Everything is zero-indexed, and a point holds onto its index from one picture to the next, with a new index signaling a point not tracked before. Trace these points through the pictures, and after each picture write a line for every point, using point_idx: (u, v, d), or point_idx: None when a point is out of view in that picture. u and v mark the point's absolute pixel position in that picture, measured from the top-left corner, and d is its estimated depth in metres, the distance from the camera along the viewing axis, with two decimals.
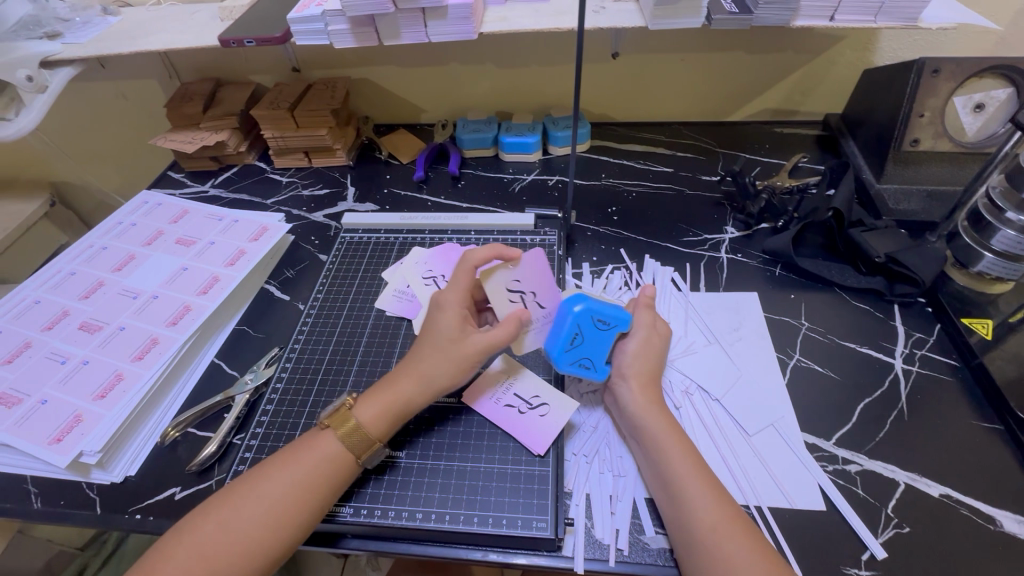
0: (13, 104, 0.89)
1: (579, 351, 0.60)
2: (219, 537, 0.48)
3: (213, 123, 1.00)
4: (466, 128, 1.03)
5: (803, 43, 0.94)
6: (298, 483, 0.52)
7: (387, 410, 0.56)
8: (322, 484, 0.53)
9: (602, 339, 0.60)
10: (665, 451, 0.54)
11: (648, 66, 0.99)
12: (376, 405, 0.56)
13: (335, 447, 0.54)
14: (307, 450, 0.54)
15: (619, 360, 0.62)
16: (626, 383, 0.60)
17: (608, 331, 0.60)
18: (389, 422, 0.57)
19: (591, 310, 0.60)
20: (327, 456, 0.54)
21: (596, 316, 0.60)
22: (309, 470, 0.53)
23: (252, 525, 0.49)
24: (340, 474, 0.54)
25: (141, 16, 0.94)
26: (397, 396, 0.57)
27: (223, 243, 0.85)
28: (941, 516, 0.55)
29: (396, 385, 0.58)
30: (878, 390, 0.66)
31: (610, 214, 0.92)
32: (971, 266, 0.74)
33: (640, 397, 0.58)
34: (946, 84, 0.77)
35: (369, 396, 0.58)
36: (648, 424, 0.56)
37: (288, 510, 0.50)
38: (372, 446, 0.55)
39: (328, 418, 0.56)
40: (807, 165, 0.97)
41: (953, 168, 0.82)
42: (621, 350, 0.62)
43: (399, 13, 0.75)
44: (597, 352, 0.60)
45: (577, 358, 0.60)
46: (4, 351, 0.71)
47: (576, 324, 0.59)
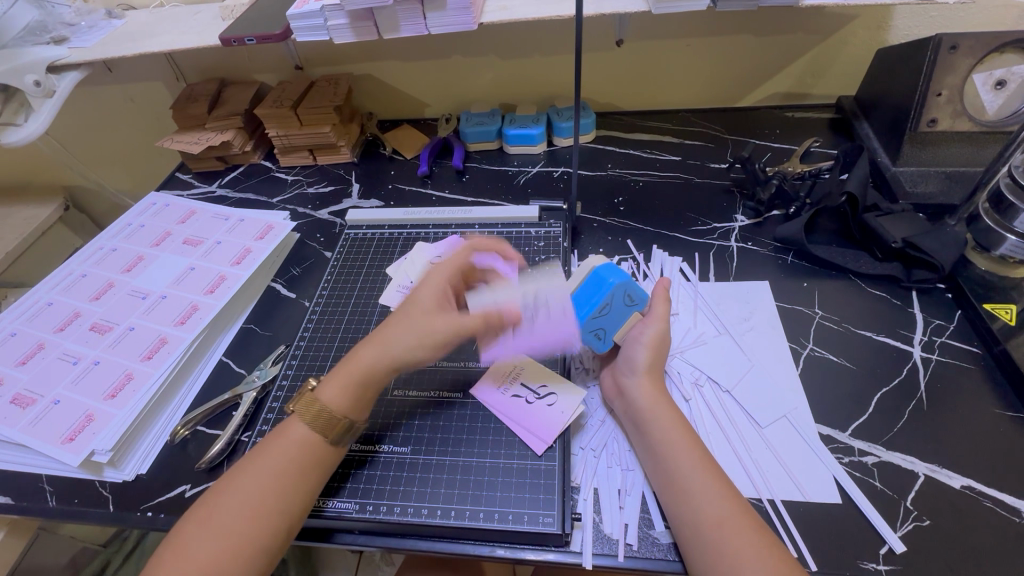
0: (22, 110, 0.90)
1: (600, 320, 0.60)
2: (206, 535, 0.49)
3: (218, 123, 1.00)
4: (470, 121, 1.02)
5: (814, 23, 0.91)
6: (270, 469, 0.52)
7: (349, 387, 0.57)
8: (294, 469, 0.53)
9: (623, 315, 0.61)
10: (671, 447, 0.53)
11: (653, 53, 0.97)
12: (337, 385, 0.57)
13: (303, 432, 0.55)
14: (275, 441, 0.54)
15: (632, 356, 0.60)
16: (636, 377, 0.58)
17: (631, 309, 0.61)
18: (358, 401, 0.57)
19: (624, 285, 0.60)
20: (295, 444, 0.54)
21: (629, 290, 0.60)
22: (278, 457, 0.53)
23: (233, 517, 0.49)
24: (312, 460, 0.54)
25: (143, 19, 0.95)
26: (366, 373, 0.57)
27: (230, 242, 0.85)
28: (963, 508, 0.53)
29: (362, 362, 0.58)
30: (896, 379, 0.64)
31: (616, 204, 0.90)
32: (994, 249, 0.72)
33: (649, 393, 0.57)
34: (965, 59, 0.74)
35: (330, 378, 0.58)
36: (655, 420, 0.55)
37: (265, 497, 0.51)
38: (340, 425, 0.55)
39: (292, 405, 0.57)
40: (819, 150, 0.94)
41: (973, 148, 0.79)
42: (633, 342, 0.61)
43: (398, 6, 0.74)
44: (614, 326, 0.61)
45: (593, 326, 0.61)
46: (18, 353, 0.72)
47: (610, 290, 0.59)
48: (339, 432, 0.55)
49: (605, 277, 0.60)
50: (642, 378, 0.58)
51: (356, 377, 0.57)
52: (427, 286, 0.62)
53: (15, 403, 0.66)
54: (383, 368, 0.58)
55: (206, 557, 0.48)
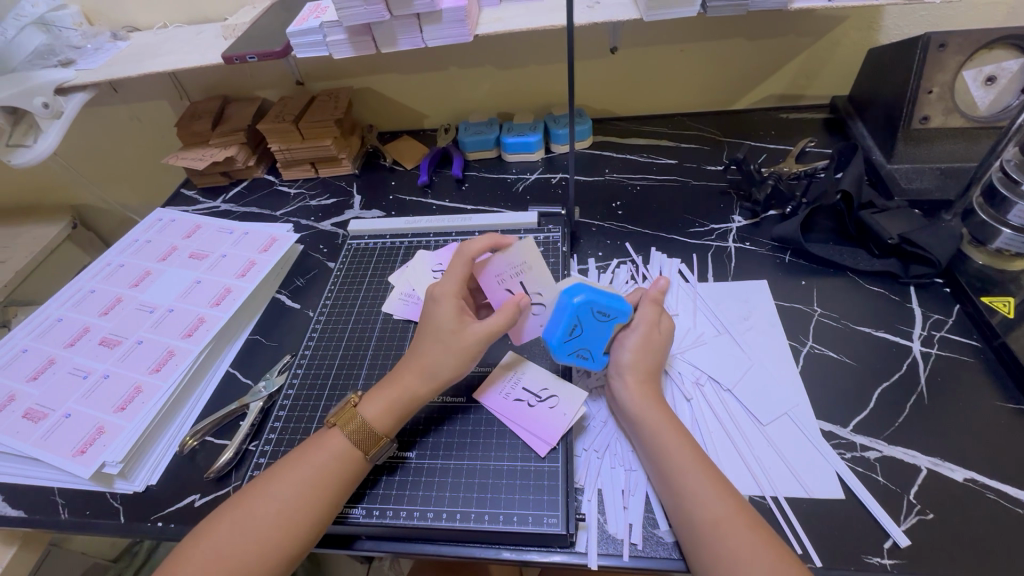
0: (31, 131, 0.92)
1: (579, 342, 0.61)
2: (233, 539, 0.50)
3: (222, 139, 1.02)
4: (469, 131, 1.04)
5: (805, 25, 0.93)
6: (308, 479, 0.53)
7: (392, 405, 0.58)
8: (332, 483, 0.53)
9: (601, 330, 0.60)
10: (664, 446, 0.53)
11: (647, 59, 0.99)
12: (381, 402, 0.58)
13: (343, 444, 0.55)
14: (317, 451, 0.55)
15: (616, 356, 0.61)
16: (622, 379, 0.59)
17: (607, 323, 0.60)
18: (396, 418, 0.58)
19: (591, 303, 0.59)
20: (334, 456, 0.55)
21: (597, 307, 0.59)
22: (318, 467, 0.54)
23: (265, 525, 0.50)
24: (348, 473, 0.54)
25: (148, 40, 0.97)
26: (401, 391, 0.58)
27: (235, 255, 0.86)
28: (965, 501, 0.53)
29: (401, 379, 0.59)
30: (896, 374, 0.64)
31: (614, 208, 0.91)
32: (989, 243, 0.72)
33: (636, 395, 0.57)
34: (954, 57, 0.75)
35: (373, 393, 0.59)
36: (647, 420, 0.56)
37: (300, 508, 0.51)
38: (379, 442, 0.56)
39: (334, 416, 0.57)
40: (814, 149, 0.95)
41: (965, 144, 0.80)
42: (620, 345, 0.61)
43: (395, 20, 0.75)
44: (596, 343, 0.61)
45: (574, 349, 0.61)
46: (29, 369, 0.73)
47: (576, 315, 0.59)
48: (377, 448, 0.56)
49: (569, 302, 0.59)
50: (629, 379, 0.59)
51: (393, 395, 0.58)
52: (442, 303, 0.60)
53: (27, 418, 0.67)
54: (419, 380, 0.59)
55: (232, 562, 0.48)
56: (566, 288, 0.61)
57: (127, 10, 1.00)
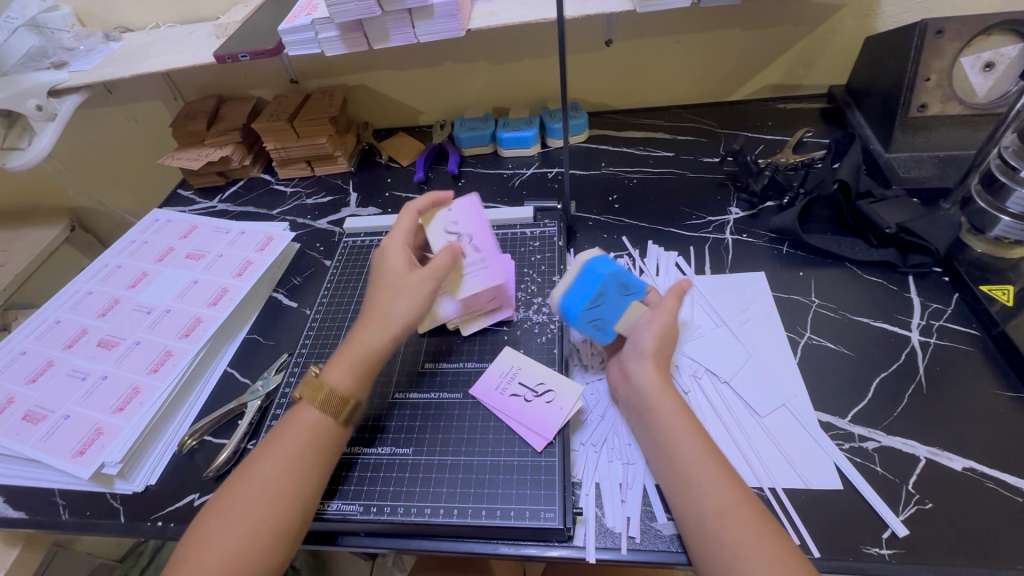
0: (26, 134, 0.92)
1: (599, 310, 0.61)
2: (226, 523, 0.49)
3: (217, 139, 1.02)
4: (463, 126, 1.03)
5: (801, 14, 0.92)
6: (288, 458, 0.53)
7: (355, 368, 0.58)
8: (310, 448, 0.54)
9: (619, 305, 0.62)
10: (672, 435, 0.53)
11: (641, 51, 0.98)
12: (343, 366, 0.58)
13: (315, 417, 0.56)
14: (291, 426, 0.55)
15: (639, 341, 0.60)
16: (642, 361, 0.58)
17: (627, 298, 0.63)
18: (360, 378, 0.58)
19: (616, 276, 0.63)
20: (308, 426, 0.55)
21: (621, 280, 0.63)
22: (296, 442, 0.54)
23: (254, 505, 0.50)
24: (325, 439, 0.55)
25: (140, 40, 0.97)
26: (357, 349, 0.59)
27: (231, 254, 0.86)
28: (965, 490, 0.53)
29: (357, 339, 0.60)
30: (895, 364, 0.64)
31: (611, 202, 0.91)
32: (988, 231, 0.71)
33: (654, 378, 0.57)
34: (951, 44, 0.74)
35: (333, 362, 0.59)
36: (658, 406, 0.55)
37: (286, 480, 0.52)
38: (347, 405, 0.57)
39: (301, 390, 0.57)
40: (811, 140, 0.95)
41: (964, 131, 0.79)
42: (640, 330, 0.61)
43: (386, 15, 0.75)
44: (614, 315, 0.62)
45: (593, 314, 0.61)
46: (28, 371, 0.73)
47: (604, 279, 0.61)
48: (346, 412, 0.57)
49: (596, 268, 0.62)
50: (648, 364, 0.58)
51: (353, 357, 0.59)
52: (392, 253, 0.65)
53: (26, 420, 0.67)
54: (376, 330, 0.60)
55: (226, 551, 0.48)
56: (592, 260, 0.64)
57: (119, 11, 0.99)
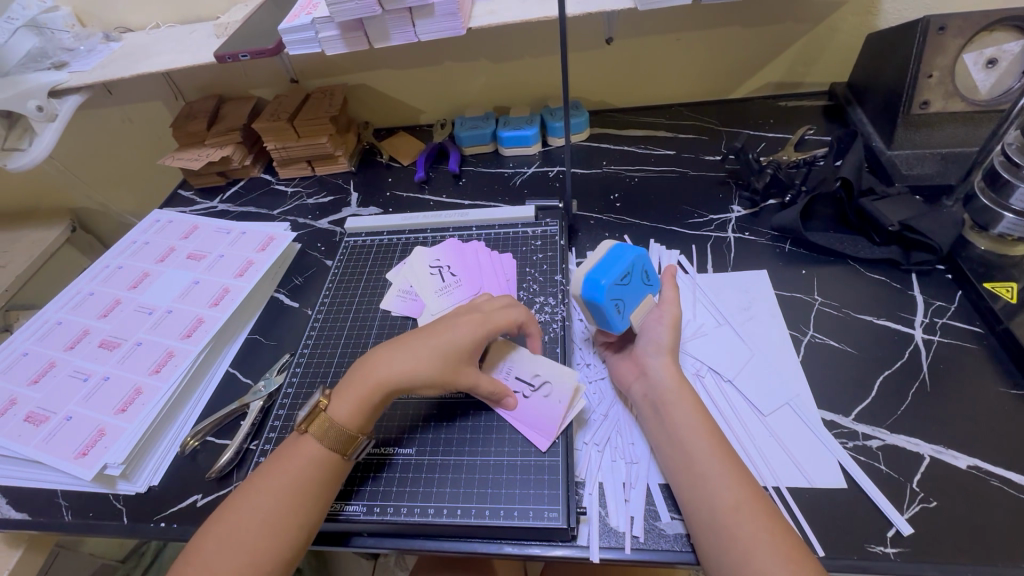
0: (26, 135, 0.92)
1: (621, 294, 0.59)
2: (226, 550, 0.50)
3: (217, 139, 1.02)
4: (464, 126, 1.03)
5: (802, 11, 0.92)
6: (291, 483, 0.53)
7: (362, 404, 0.56)
8: (310, 488, 0.53)
9: (638, 293, 0.61)
10: (686, 433, 0.53)
11: (642, 49, 0.98)
12: (349, 402, 0.56)
13: (318, 449, 0.55)
14: (290, 459, 0.54)
15: (654, 336, 0.61)
16: (660, 356, 0.59)
17: (645, 289, 0.62)
18: (365, 418, 0.56)
19: (641, 263, 0.61)
20: (308, 460, 0.54)
21: (643, 267, 0.61)
22: (297, 474, 0.53)
23: (256, 534, 0.50)
24: (327, 475, 0.54)
25: (140, 41, 0.96)
26: (368, 387, 0.57)
27: (232, 255, 0.86)
28: (970, 489, 0.53)
29: (366, 376, 0.58)
30: (898, 362, 0.63)
31: (612, 201, 0.91)
32: (991, 228, 0.71)
33: (671, 372, 0.58)
34: (954, 40, 0.74)
35: (341, 393, 0.57)
36: (673, 402, 0.56)
37: (286, 514, 0.51)
38: (354, 440, 0.56)
39: (304, 423, 0.56)
40: (813, 137, 0.94)
41: (966, 128, 0.79)
42: (654, 323, 0.62)
43: (387, 14, 0.75)
44: (631, 302, 0.60)
45: (616, 298, 0.58)
46: (30, 372, 0.73)
47: (630, 264, 0.59)
48: (351, 446, 0.55)
49: (623, 253, 0.59)
50: (667, 359, 0.59)
51: (363, 392, 0.57)
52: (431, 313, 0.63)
53: (28, 421, 0.67)
54: (384, 383, 0.57)
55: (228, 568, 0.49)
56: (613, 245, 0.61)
57: (119, 11, 0.99)
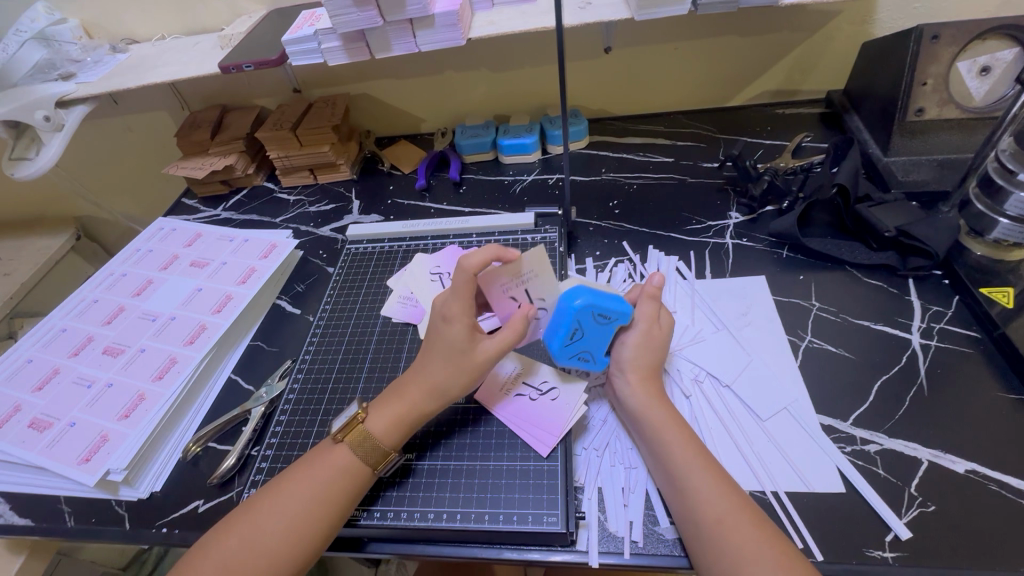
0: (33, 144, 0.94)
1: (580, 345, 0.60)
2: (239, 549, 0.50)
3: (221, 148, 1.03)
4: (465, 134, 1.04)
5: (798, 21, 0.93)
6: (316, 494, 0.53)
7: (398, 420, 0.57)
8: (338, 496, 0.53)
9: (602, 333, 0.59)
10: (667, 447, 0.53)
11: (640, 58, 0.99)
12: (387, 417, 0.58)
13: (350, 460, 0.55)
14: (320, 466, 0.55)
15: (618, 355, 0.60)
16: (624, 376, 0.59)
17: (609, 325, 0.59)
18: (403, 430, 0.58)
19: (592, 306, 0.58)
20: (341, 470, 0.55)
21: (597, 309, 0.58)
22: (321, 483, 0.53)
23: (271, 538, 0.50)
24: (354, 485, 0.54)
25: (146, 52, 0.98)
26: (410, 409, 0.58)
27: (235, 262, 0.87)
28: (967, 493, 0.53)
29: (407, 396, 0.58)
30: (896, 367, 0.64)
31: (611, 207, 0.91)
32: (988, 233, 0.71)
33: (639, 391, 0.57)
34: (947, 49, 0.75)
35: (380, 406, 0.59)
36: (648, 417, 0.56)
37: (306, 521, 0.51)
38: (386, 456, 0.56)
39: (341, 431, 0.57)
40: (810, 144, 0.95)
41: (962, 135, 0.80)
42: (621, 343, 0.61)
43: (388, 26, 0.76)
44: (597, 347, 0.60)
45: (576, 353, 0.60)
46: (34, 379, 0.74)
47: (577, 320, 0.58)
48: (385, 460, 0.56)
49: (569, 304, 0.58)
50: (631, 377, 0.58)
51: (399, 411, 0.58)
52: (451, 324, 0.58)
53: (33, 427, 0.68)
54: (428, 397, 0.58)
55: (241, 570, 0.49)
56: (567, 292, 0.60)
57: (125, 23, 1.01)
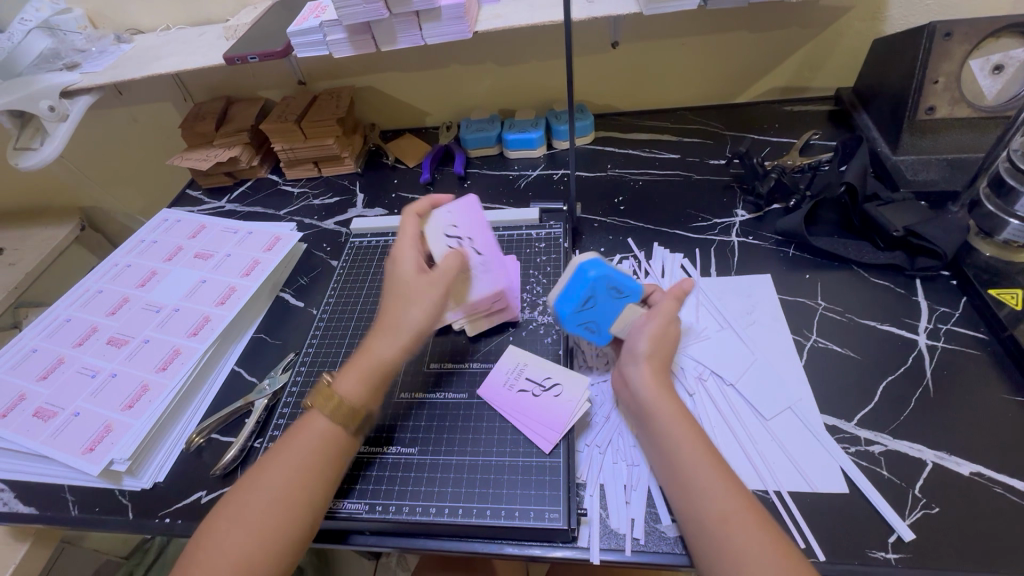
0: (38, 134, 0.93)
1: (589, 314, 0.62)
2: (235, 533, 0.50)
3: (225, 140, 1.03)
4: (470, 128, 1.04)
5: (808, 17, 0.92)
6: (299, 468, 0.53)
7: (367, 378, 0.58)
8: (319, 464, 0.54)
9: (612, 306, 0.62)
10: (676, 442, 0.52)
11: (647, 54, 0.98)
12: (355, 378, 0.58)
13: (324, 425, 0.55)
14: (300, 436, 0.55)
15: (633, 344, 0.60)
16: (637, 365, 0.58)
17: (620, 300, 0.62)
18: (371, 390, 0.58)
19: (608, 279, 0.60)
20: (317, 437, 0.55)
21: (613, 282, 0.60)
22: (304, 453, 0.54)
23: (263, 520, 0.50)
24: (332, 450, 0.55)
25: (150, 42, 0.98)
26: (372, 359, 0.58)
27: (239, 254, 0.87)
28: (972, 495, 0.52)
29: (370, 348, 0.59)
30: (901, 368, 0.63)
31: (616, 204, 0.91)
32: (997, 234, 0.71)
33: (651, 382, 0.57)
34: (960, 47, 0.74)
35: (347, 369, 0.58)
36: (660, 410, 0.55)
37: (294, 496, 0.51)
38: (360, 414, 0.57)
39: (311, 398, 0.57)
40: (819, 142, 0.94)
41: (973, 134, 0.79)
42: (636, 332, 0.60)
43: (394, 18, 0.75)
44: (605, 318, 0.62)
45: (582, 321, 0.62)
46: (39, 368, 0.74)
47: (592, 287, 0.60)
48: (358, 422, 0.57)
49: (586, 273, 0.60)
50: (644, 366, 0.58)
51: (365, 368, 0.58)
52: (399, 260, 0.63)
53: (37, 416, 0.68)
54: (390, 345, 0.59)
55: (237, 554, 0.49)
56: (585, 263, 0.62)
57: (130, 13, 1.00)
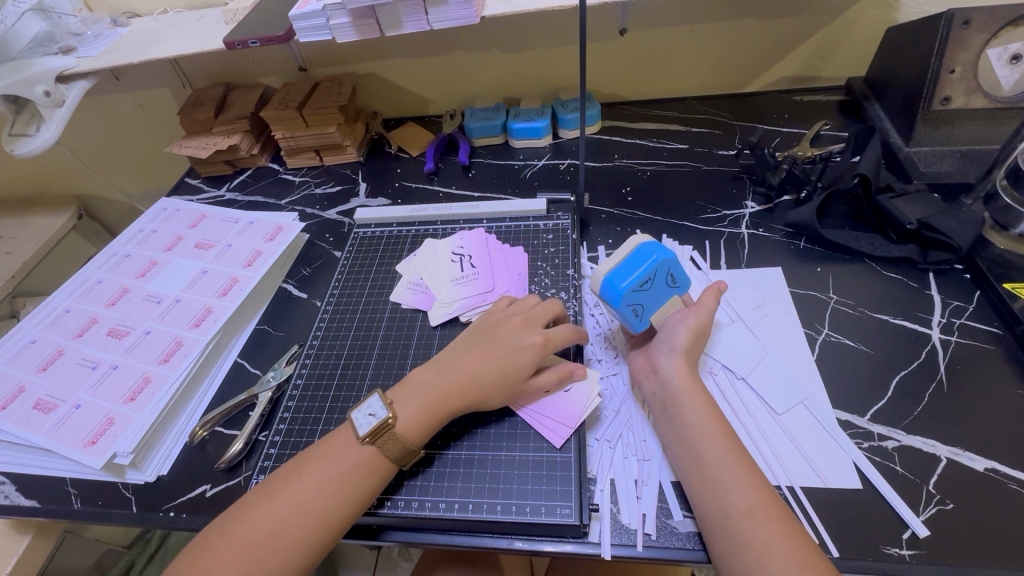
0: (34, 120, 0.91)
1: (641, 297, 0.58)
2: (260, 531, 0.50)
3: (225, 127, 1.01)
4: (474, 116, 1.02)
5: (820, 5, 0.90)
6: (338, 480, 0.52)
7: (425, 416, 0.56)
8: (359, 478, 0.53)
9: (662, 295, 0.60)
10: (704, 436, 0.52)
11: (656, 41, 0.96)
12: (414, 407, 0.56)
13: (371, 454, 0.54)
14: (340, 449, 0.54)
15: (671, 335, 0.60)
16: (671, 357, 0.58)
17: (671, 291, 0.61)
18: (428, 430, 0.56)
19: (670, 265, 0.59)
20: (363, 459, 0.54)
21: (673, 270, 0.59)
22: (345, 465, 0.53)
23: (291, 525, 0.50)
24: (380, 472, 0.54)
25: (147, 26, 0.95)
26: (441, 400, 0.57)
27: (241, 244, 0.85)
28: (986, 491, 0.52)
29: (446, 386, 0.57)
30: (914, 363, 0.63)
31: (624, 194, 0.90)
32: (1012, 227, 0.69)
33: (683, 373, 0.56)
34: (979, 35, 0.72)
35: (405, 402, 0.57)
36: (688, 402, 0.54)
37: (328, 506, 0.51)
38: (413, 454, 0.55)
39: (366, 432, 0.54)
40: (829, 133, 0.93)
41: (988, 126, 0.77)
42: (674, 324, 0.60)
43: (399, 2, 0.73)
44: (652, 304, 0.60)
45: (633, 302, 0.58)
46: (38, 359, 0.73)
47: (655, 267, 0.58)
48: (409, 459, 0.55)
49: (651, 255, 0.58)
50: (679, 359, 0.58)
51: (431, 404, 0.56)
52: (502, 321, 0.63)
53: (37, 409, 0.67)
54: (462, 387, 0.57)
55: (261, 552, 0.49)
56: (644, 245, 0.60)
57: None
